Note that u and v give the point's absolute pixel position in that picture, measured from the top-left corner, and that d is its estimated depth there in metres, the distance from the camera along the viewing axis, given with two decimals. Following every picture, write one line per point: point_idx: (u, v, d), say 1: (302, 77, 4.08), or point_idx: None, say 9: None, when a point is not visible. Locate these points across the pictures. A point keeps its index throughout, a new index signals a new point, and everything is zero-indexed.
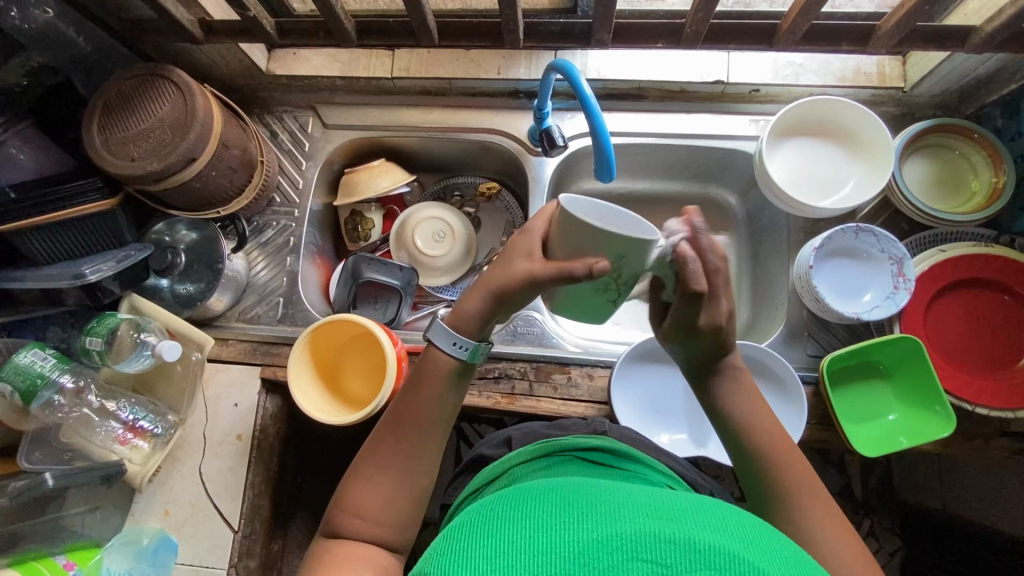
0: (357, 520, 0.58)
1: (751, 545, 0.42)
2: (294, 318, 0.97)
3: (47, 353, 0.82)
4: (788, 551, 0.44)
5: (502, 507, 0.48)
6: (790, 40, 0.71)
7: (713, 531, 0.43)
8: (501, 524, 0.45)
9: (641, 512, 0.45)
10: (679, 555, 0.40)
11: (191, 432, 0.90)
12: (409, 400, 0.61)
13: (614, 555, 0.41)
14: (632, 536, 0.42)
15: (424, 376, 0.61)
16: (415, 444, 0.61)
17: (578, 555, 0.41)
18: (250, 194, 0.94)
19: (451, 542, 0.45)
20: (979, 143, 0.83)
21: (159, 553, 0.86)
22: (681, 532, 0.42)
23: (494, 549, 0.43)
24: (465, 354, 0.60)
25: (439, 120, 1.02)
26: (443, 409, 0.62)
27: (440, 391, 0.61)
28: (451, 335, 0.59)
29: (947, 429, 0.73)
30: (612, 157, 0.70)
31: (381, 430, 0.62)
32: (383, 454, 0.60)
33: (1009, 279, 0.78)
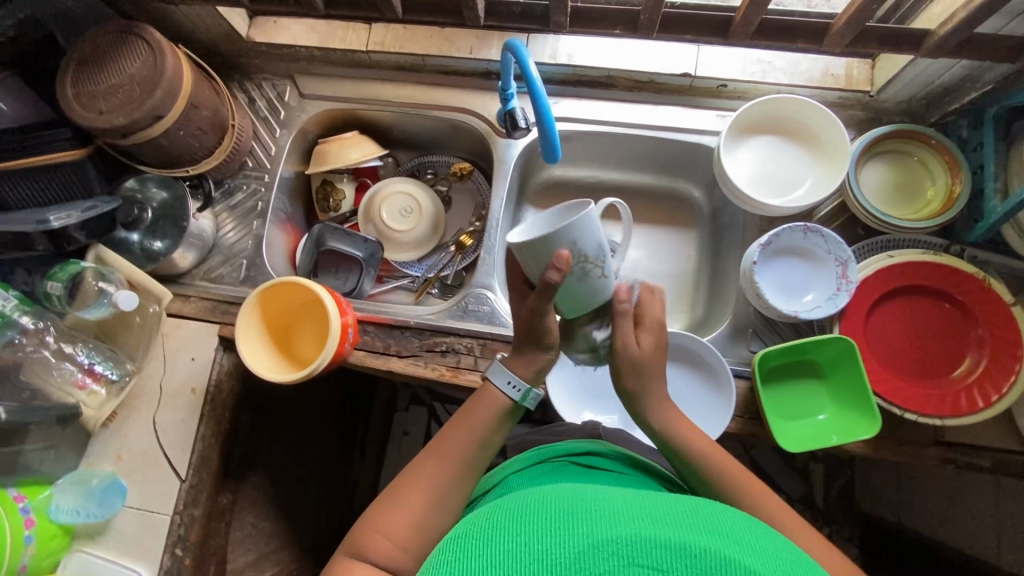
0: (384, 540, 0.59)
1: (743, 547, 0.44)
2: (255, 280, 0.99)
3: (10, 295, 0.87)
4: (780, 549, 0.46)
5: (499, 519, 0.50)
6: (744, 33, 0.72)
7: (708, 535, 0.44)
8: (494, 537, 0.47)
9: (634, 515, 0.46)
10: (676, 558, 0.41)
11: (147, 381, 0.93)
12: (454, 428, 0.66)
13: (610, 560, 0.42)
14: (629, 540, 0.43)
15: (475, 406, 0.67)
16: (453, 473, 0.64)
17: (576, 561, 0.42)
18: (220, 156, 0.96)
19: (449, 557, 0.46)
20: (936, 149, 0.83)
21: (106, 495, 0.89)
22: (675, 535, 0.43)
23: (492, 561, 0.44)
24: (518, 395, 0.67)
25: (411, 96, 1.03)
26: (486, 443, 0.66)
27: (489, 424, 0.66)
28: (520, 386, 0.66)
29: (873, 431, 0.74)
30: (556, 142, 0.75)
31: (421, 455, 0.65)
32: (422, 476, 0.63)
33: (951, 287, 0.78)
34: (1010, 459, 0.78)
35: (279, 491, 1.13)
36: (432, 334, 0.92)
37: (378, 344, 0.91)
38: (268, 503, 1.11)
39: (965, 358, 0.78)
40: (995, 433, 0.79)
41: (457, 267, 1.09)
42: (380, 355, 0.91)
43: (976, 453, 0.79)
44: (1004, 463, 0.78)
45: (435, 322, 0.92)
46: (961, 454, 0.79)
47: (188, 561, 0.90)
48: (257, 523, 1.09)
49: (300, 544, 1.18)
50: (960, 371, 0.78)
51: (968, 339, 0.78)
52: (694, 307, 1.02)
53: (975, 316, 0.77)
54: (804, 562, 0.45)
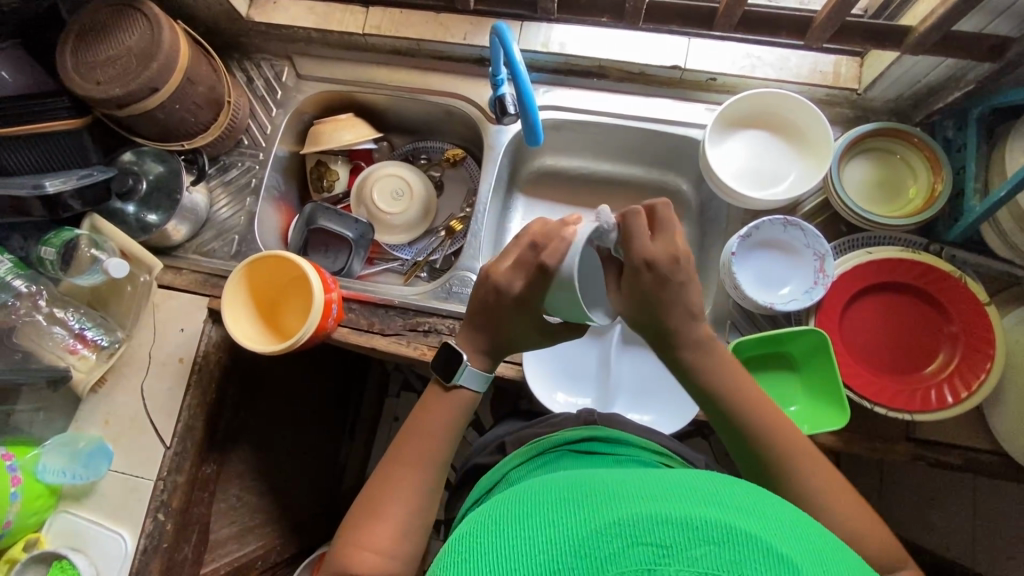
0: (370, 555, 0.61)
1: (744, 515, 0.43)
2: (246, 255, 1.01)
3: (4, 259, 0.89)
4: (779, 510, 0.46)
5: (503, 510, 0.49)
6: (728, 24, 0.73)
7: (708, 506, 0.44)
8: (500, 531, 0.46)
9: (635, 495, 0.46)
10: (678, 534, 0.41)
11: (136, 349, 0.95)
12: (415, 435, 0.68)
13: (614, 542, 0.41)
14: (631, 520, 0.42)
15: (435, 411, 0.69)
16: (422, 478, 0.66)
17: (581, 548, 0.42)
18: (215, 132, 0.98)
19: (457, 557, 0.45)
20: (919, 147, 0.84)
21: (92, 458, 0.92)
22: (675, 511, 0.43)
23: (499, 555, 0.44)
24: (483, 386, 0.71)
25: (406, 80, 1.05)
26: (447, 442, 0.68)
27: (447, 421, 0.68)
28: (481, 376, 0.69)
29: (843, 422, 0.75)
30: (539, 125, 0.79)
31: (390, 464, 0.67)
32: (394, 488, 0.65)
33: (926, 284, 0.79)
34: (979, 458, 0.79)
35: (265, 466, 1.15)
36: (416, 314, 0.93)
37: (363, 322, 0.93)
38: (254, 477, 1.13)
39: (938, 356, 0.78)
40: (966, 432, 0.80)
41: (446, 252, 1.10)
42: (364, 332, 0.93)
43: (946, 451, 0.79)
44: (972, 461, 0.79)
45: (419, 303, 0.93)
46: (932, 451, 0.79)
47: (170, 527, 0.93)
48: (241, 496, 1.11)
49: (284, 520, 1.20)
50: (931, 368, 0.78)
51: (942, 336, 0.79)
52: None
53: (949, 313, 0.78)
54: (808, 528, 0.46)
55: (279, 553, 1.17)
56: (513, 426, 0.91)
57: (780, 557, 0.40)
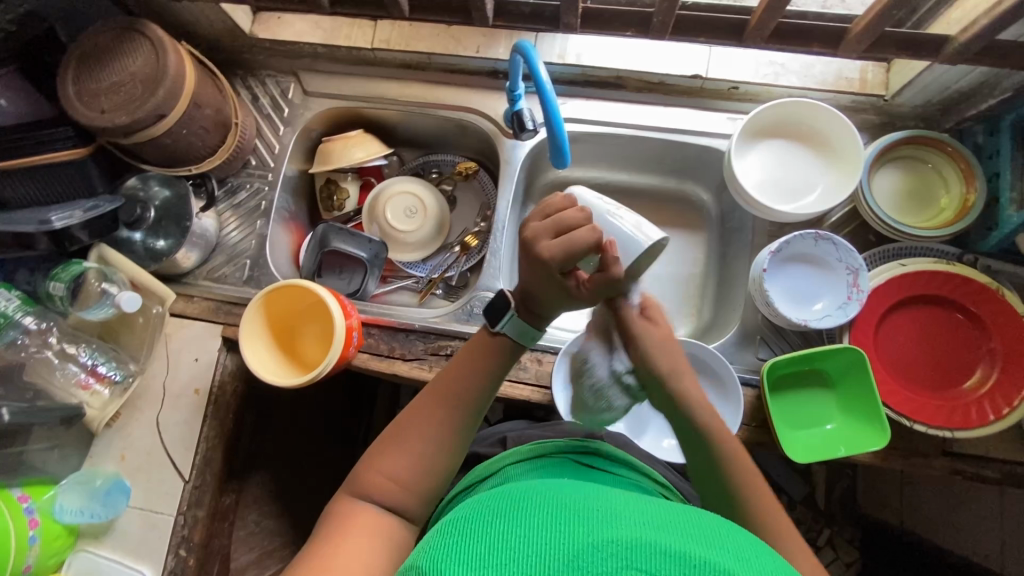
0: (384, 480, 0.61)
1: (740, 561, 0.42)
2: (259, 280, 0.98)
3: (12, 295, 0.86)
4: (777, 567, 0.44)
5: (499, 505, 0.48)
6: (759, 36, 0.72)
7: (709, 544, 0.42)
8: (494, 520, 0.45)
9: (639, 519, 0.44)
10: (675, 566, 0.39)
11: (151, 382, 0.93)
12: (450, 375, 0.66)
13: (607, 561, 0.40)
14: (630, 542, 0.41)
15: (475, 351, 0.67)
16: (451, 412, 0.64)
17: (574, 559, 0.41)
18: (223, 154, 0.95)
19: (448, 537, 0.45)
20: (952, 156, 0.82)
21: (111, 495, 0.89)
22: (677, 543, 0.41)
23: (491, 546, 0.43)
24: (521, 338, 0.67)
25: (417, 94, 1.02)
26: (485, 382, 0.66)
27: (490, 360, 0.67)
28: (522, 326, 0.66)
29: (884, 443, 0.73)
30: (564, 144, 0.76)
31: (422, 399, 0.66)
32: (420, 418, 0.64)
33: (961, 297, 0.77)
34: (1019, 471, 0.77)
35: (282, 489, 1.13)
36: (437, 338, 0.91)
37: (383, 347, 0.91)
38: (272, 502, 1.11)
39: (975, 370, 0.77)
40: (1006, 445, 0.78)
41: (462, 268, 1.07)
42: (385, 358, 0.90)
43: (985, 465, 0.77)
44: (1011, 475, 0.78)
45: (439, 326, 0.91)
46: (969, 466, 0.78)
47: (192, 562, 0.91)
48: (260, 521, 1.09)
49: None
50: (969, 382, 0.77)
51: (979, 351, 0.77)
52: (701, 311, 1.01)
53: (986, 328, 0.76)
54: None
55: None
56: (515, 426, 0.89)
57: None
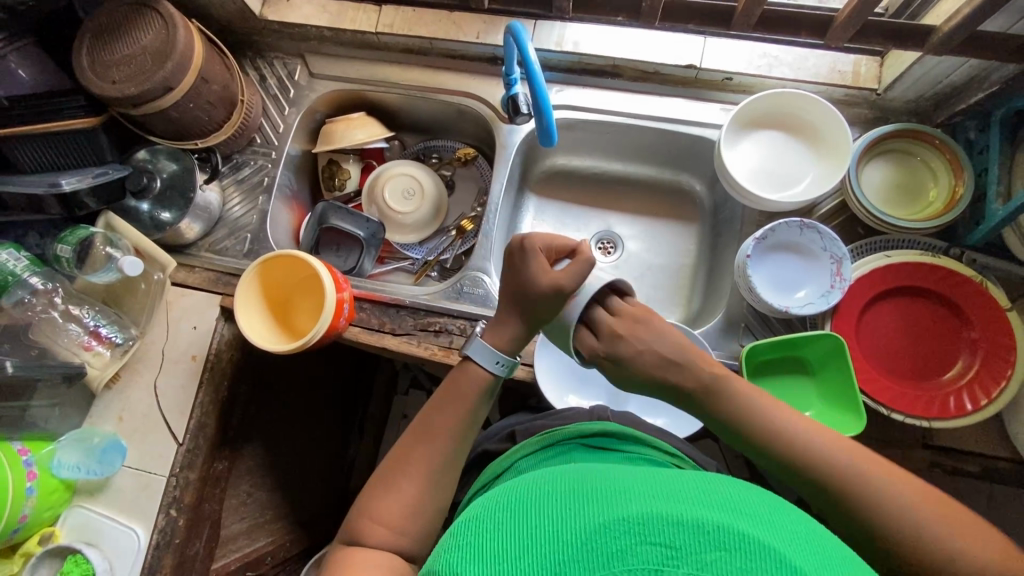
0: (380, 528, 0.61)
1: (756, 521, 0.43)
2: (258, 254, 1.01)
3: (21, 255, 0.90)
4: (795, 522, 0.44)
5: (510, 498, 0.49)
6: (747, 23, 0.73)
7: (719, 509, 0.43)
8: (506, 514, 0.46)
9: (645, 493, 0.45)
10: (689, 536, 0.40)
11: (151, 346, 0.96)
12: (435, 412, 0.68)
13: (622, 537, 0.41)
14: (640, 518, 0.42)
15: (457, 386, 0.69)
16: (438, 454, 0.66)
17: (586, 541, 0.41)
18: (229, 130, 0.98)
19: (461, 538, 0.46)
20: (940, 149, 0.82)
21: (107, 453, 0.92)
22: (689, 512, 0.42)
23: (504, 541, 0.43)
24: (502, 370, 0.69)
25: (418, 79, 1.04)
26: (470, 415, 0.68)
27: (469, 403, 0.68)
28: (494, 355, 0.68)
29: (859, 429, 0.74)
30: (552, 125, 0.78)
31: (411, 436, 0.67)
32: (409, 464, 0.65)
33: (945, 288, 0.78)
34: (998, 466, 0.77)
35: (274, 463, 1.15)
36: (427, 314, 0.93)
37: (374, 321, 0.93)
38: (264, 474, 1.13)
39: (956, 362, 0.77)
40: (986, 439, 0.78)
41: (457, 251, 1.09)
42: (375, 331, 0.93)
43: (964, 459, 0.77)
44: (990, 470, 0.77)
45: (429, 303, 0.93)
46: (949, 459, 0.77)
47: (182, 522, 0.93)
48: (252, 492, 1.11)
49: (295, 515, 1.20)
50: (950, 373, 0.77)
51: (961, 342, 0.77)
52: (692, 300, 1.02)
53: (969, 320, 0.77)
54: (829, 540, 0.44)
55: (288, 549, 1.18)
56: (522, 418, 0.90)
57: (794, 570, 0.39)
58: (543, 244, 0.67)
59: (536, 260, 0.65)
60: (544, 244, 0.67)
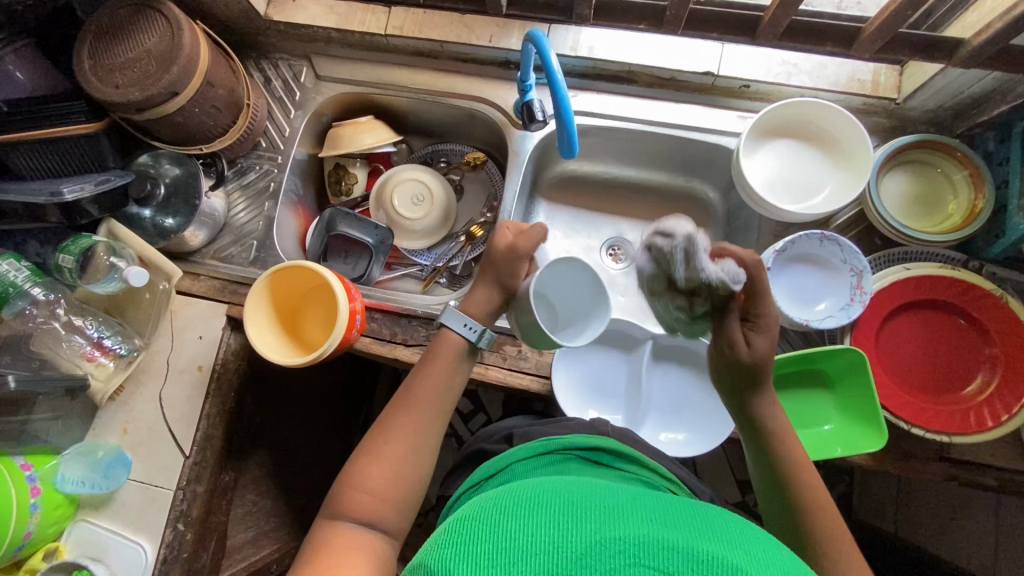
0: (362, 496, 0.62)
1: (751, 555, 0.41)
2: (265, 262, 0.99)
3: (22, 265, 0.87)
4: (790, 565, 0.42)
5: (505, 501, 0.47)
6: (772, 34, 0.72)
7: (717, 541, 0.41)
8: (503, 517, 0.45)
9: (642, 516, 0.43)
10: (683, 562, 0.39)
11: (155, 357, 0.94)
12: (415, 381, 0.70)
13: (614, 558, 0.40)
14: (637, 541, 0.40)
15: (435, 353, 0.72)
16: (419, 424, 0.67)
17: (580, 557, 0.40)
18: (235, 134, 0.96)
19: (455, 534, 0.44)
20: (961, 161, 0.81)
21: (112, 467, 0.90)
22: (686, 538, 0.41)
23: (497, 546, 0.42)
24: (473, 336, 0.72)
25: (428, 82, 1.02)
26: (447, 384, 0.70)
27: (447, 371, 0.71)
28: (464, 319, 0.72)
29: (880, 445, 0.74)
30: (573, 135, 0.76)
31: (393, 406, 0.69)
32: (392, 430, 0.66)
33: (966, 302, 0.77)
34: (1015, 479, 0.77)
35: (279, 471, 1.13)
36: (439, 325, 0.91)
37: (385, 332, 0.91)
38: (269, 482, 1.12)
39: (976, 377, 0.77)
40: (1003, 453, 0.77)
41: (466, 258, 1.07)
42: (387, 342, 0.91)
43: (981, 472, 0.77)
44: (1008, 483, 0.77)
45: (442, 313, 0.91)
46: (966, 472, 0.77)
47: (190, 536, 0.91)
48: (258, 501, 1.09)
49: (301, 523, 1.19)
50: (970, 388, 0.77)
51: (981, 357, 0.77)
52: None
53: (988, 334, 0.76)
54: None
55: (294, 556, 1.16)
56: (524, 421, 0.89)
57: None
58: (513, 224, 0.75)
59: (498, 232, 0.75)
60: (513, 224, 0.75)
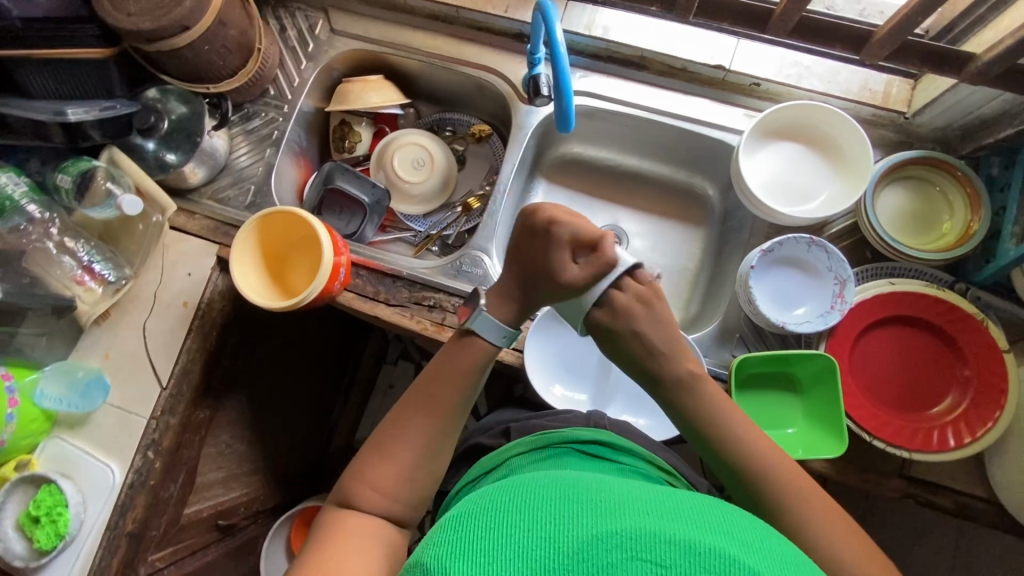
0: (372, 493, 0.60)
1: (745, 545, 0.42)
2: (260, 208, 1.00)
3: (21, 180, 0.89)
4: (784, 553, 0.43)
5: (499, 497, 0.48)
6: (782, 29, 0.73)
7: (712, 531, 0.42)
8: (499, 512, 0.45)
9: (637, 509, 0.44)
10: (681, 556, 0.39)
11: (143, 287, 0.95)
12: (431, 378, 0.66)
13: (613, 552, 0.40)
14: (634, 534, 0.40)
15: (455, 353, 0.67)
16: (433, 426, 0.64)
17: (576, 552, 0.40)
18: (244, 78, 0.97)
19: (450, 531, 0.44)
20: (962, 182, 0.81)
21: (89, 389, 0.92)
22: (682, 531, 0.41)
23: (496, 541, 0.42)
24: (504, 342, 0.68)
25: (441, 48, 1.02)
26: (466, 388, 0.66)
27: (466, 373, 0.66)
28: (502, 327, 0.67)
29: (839, 452, 0.74)
30: (571, 110, 0.76)
31: (406, 402, 0.65)
32: (404, 429, 0.63)
33: (947, 322, 0.77)
34: (972, 504, 0.77)
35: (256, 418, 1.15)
36: (423, 289, 0.92)
37: (369, 289, 0.92)
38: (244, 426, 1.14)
39: (946, 398, 0.77)
40: (963, 477, 0.77)
41: (461, 228, 1.07)
42: (369, 300, 0.92)
43: (939, 493, 0.77)
44: (964, 507, 0.77)
45: (427, 277, 0.92)
46: (925, 492, 0.77)
47: (158, 465, 0.93)
48: (232, 444, 1.09)
49: (271, 471, 1.21)
50: (937, 408, 0.77)
51: (954, 379, 0.77)
52: (688, 304, 1.02)
53: (964, 356, 0.76)
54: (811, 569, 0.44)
55: (262, 502, 1.19)
56: (517, 415, 0.88)
57: None
58: (571, 234, 0.63)
59: (557, 253, 0.62)
60: (572, 234, 0.63)
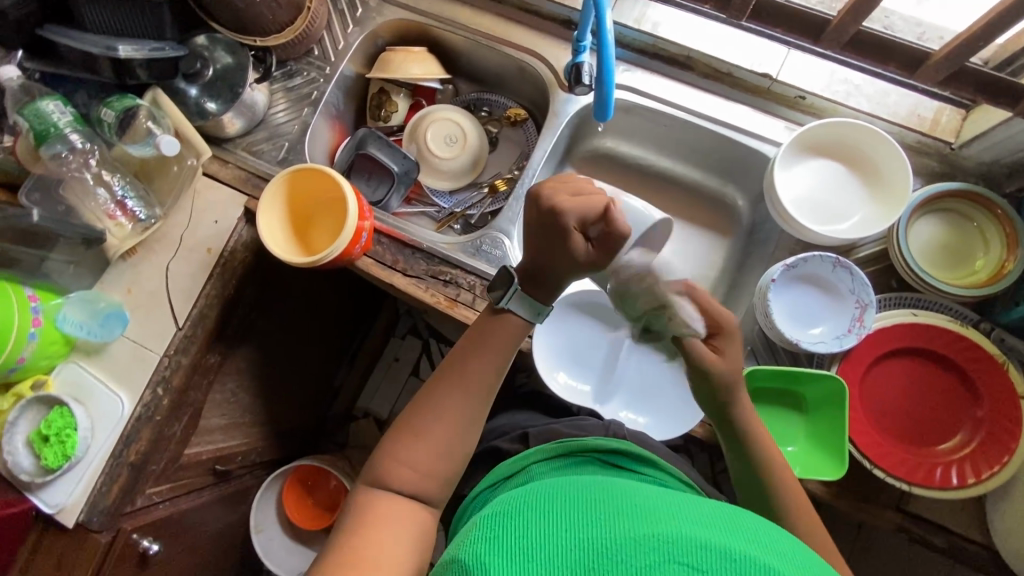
0: (403, 473, 0.62)
1: (779, 554, 0.42)
2: (291, 165, 1.01)
3: (67, 110, 0.90)
4: (818, 566, 0.44)
5: (532, 500, 0.49)
6: (837, 40, 0.73)
7: (744, 539, 0.43)
8: (534, 514, 0.46)
9: (670, 516, 0.45)
10: (717, 560, 0.40)
11: (171, 229, 0.98)
12: (464, 361, 0.65)
13: (651, 554, 0.41)
14: (670, 538, 0.42)
15: (488, 333, 0.66)
16: (460, 408, 0.64)
17: (614, 554, 0.41)
18: (290, 35, 0.98)
19: (484, 529, 0.46)
20: (1000, 220, 0.79)
21: (108, 320, 0.95)
22: (716, 539, 0.42)
23: (534, 542, 0.43)
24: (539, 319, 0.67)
25: (487, 26, 1.02)
26: (494, 371, 0.66)
27: (496, 354, 0.66)
28: (537, 305, 0.66)
29: (835, 476, 0.74)
30: (610, 100, 0.76)
31: (440, 378, 0.66)
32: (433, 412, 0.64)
33: (966, 361, 0.75)
34: (963, 546, 0.76)
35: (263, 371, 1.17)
36: (441, 263, 0.93)
37: (387, 257, 0.93)
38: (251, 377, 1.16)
39: (953, 436, 0.75)
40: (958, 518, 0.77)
41: (484, 209, 1.08)
42: (387, 267, 0.93)
43: (933, 531, 0.76)
44: (956, 548, 0.76)
45: (446, 252, 0.93)
46: (919, 528, 0.76)
47: (166, 402, 0.96)
48: (237, 393, 1.12)
49: (271, 424, 1.23)
50: (943, 446, 0.75)
51: (964, 419, 0.75)
52: None
53: (979, 397, 0.75)
54: None
55: (259, 454, 1.21)
56: (535, 420, 0.84)
57: None
58: (576, 218, 0.61)
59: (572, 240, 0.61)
60: (577, 218, 0.61)
